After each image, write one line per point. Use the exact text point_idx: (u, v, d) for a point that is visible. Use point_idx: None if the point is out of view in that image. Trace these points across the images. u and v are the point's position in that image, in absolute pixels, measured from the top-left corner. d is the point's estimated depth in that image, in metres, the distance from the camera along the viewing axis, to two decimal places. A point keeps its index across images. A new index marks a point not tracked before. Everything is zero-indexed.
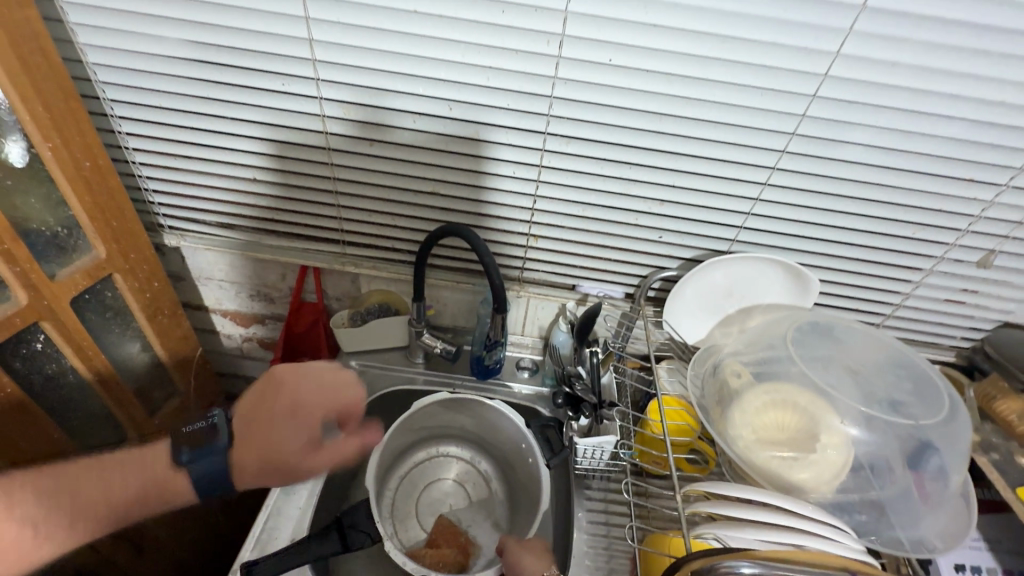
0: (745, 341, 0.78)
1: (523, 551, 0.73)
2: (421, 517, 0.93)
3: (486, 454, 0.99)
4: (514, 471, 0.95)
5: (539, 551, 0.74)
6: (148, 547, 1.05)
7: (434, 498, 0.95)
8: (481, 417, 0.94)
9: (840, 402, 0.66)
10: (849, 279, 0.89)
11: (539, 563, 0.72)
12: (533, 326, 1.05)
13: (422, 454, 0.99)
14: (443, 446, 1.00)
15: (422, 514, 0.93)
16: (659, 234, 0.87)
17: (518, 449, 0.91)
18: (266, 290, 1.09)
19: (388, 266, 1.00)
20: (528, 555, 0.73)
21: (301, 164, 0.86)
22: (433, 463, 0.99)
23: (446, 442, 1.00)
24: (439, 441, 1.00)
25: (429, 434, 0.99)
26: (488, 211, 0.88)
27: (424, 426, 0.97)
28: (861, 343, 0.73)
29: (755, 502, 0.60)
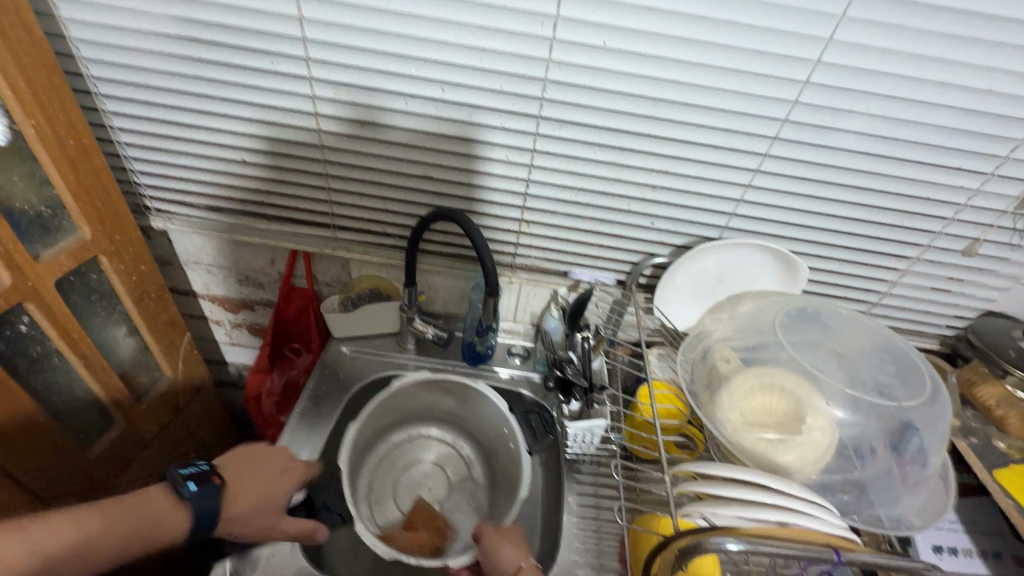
0: (735, 327, 0.79)
1: (500, 542, 0.74)
2: (398, 499, 0.94)
3: (467, 435, 1.00)
4: (498, 455, 0.96)
5: (516, 542, 0.74)
6: None
7: (412, 480, 0.96)
8: (465, 398, 0.96)
9: (826, 385, 0.67)
10: (837, 267, 0.90)
11: (516, 555, 0.72)
12: (525, 312, 1.06)
13: (401, 437, 1.00)
14: (423, 429, 1.01)
15: (399, 496, 0.94)
16: (651, 221, 0.87)
17: (501, 432, 0.94)
18: (255, 275, 1.09)
19: (379, 251, 0.99)
20: (506, 546, 0.73)
21: (290, 146, 0.85)
22: (413, 445, 1.00)
23: (426, 425, 1.02)
24: (419, 424, 1.01)
25: (409, 417, 1.00)
26: (481, 196, 0.88)
27: (404, 408, 0.98)
28: (849, 328, 0.74)
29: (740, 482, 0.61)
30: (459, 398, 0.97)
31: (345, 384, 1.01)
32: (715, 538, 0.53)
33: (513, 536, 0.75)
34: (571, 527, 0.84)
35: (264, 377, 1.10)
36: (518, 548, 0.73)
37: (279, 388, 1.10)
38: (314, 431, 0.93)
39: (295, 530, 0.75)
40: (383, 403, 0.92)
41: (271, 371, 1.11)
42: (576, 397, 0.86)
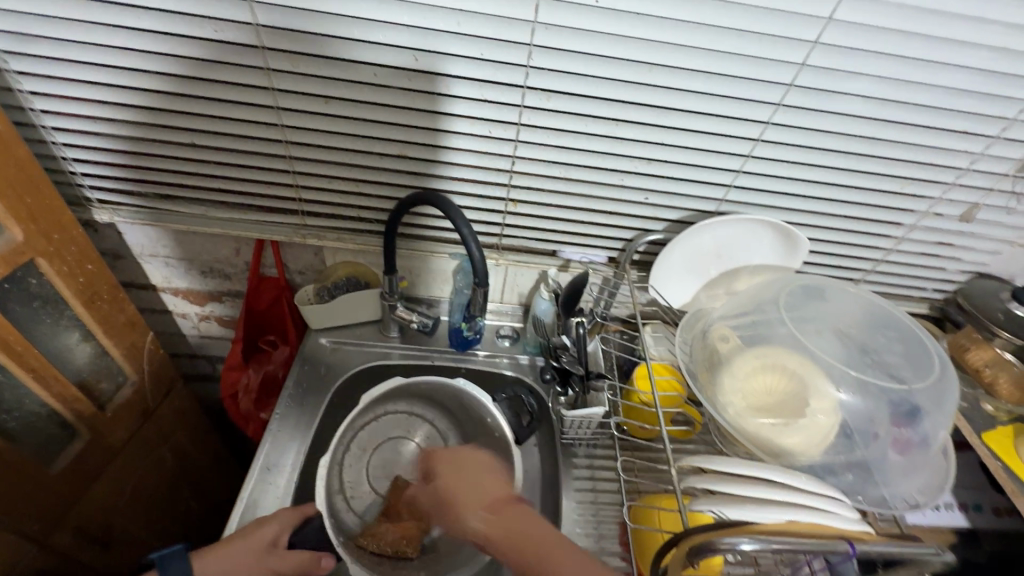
0: (734, 306, 0.77)
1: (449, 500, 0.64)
2: (373, 481, 0.91)
3: (441, 408, 0.98)
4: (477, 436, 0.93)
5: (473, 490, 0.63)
6: (115, 541, 0.99)
7: (387, 461, 0.93)
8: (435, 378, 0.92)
9: (832, 366, 0.65)
10: (835, 236, 0.87)
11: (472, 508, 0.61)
12: (513, 292, 1.01)
13: (370, 419, 0.95)
14: (394, 405, 0.97)
15: (374, 479, 0.91)
16: (644, 196, 0.82)
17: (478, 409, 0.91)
18: (220, 266, 1.01)
19: (354, 237, 0.92)
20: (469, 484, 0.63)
21: (246, 125, 0.76)
22: (384, 424, 0.96)
23: (395, 402, 0.97)
24: (390, 402, 0.97)
25: (380, 399, 0.95)
26: (463, 176, 0.81)
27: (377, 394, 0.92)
28: (850, 305, 0.71)
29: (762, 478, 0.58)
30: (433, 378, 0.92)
31: (327, 377, 0.95)
32: (727, 537, 0.51)
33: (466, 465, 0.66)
34: (570, 513, 0.83)
35: (240, 373, 1.02)
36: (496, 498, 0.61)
37: (257, 382, 1.03)
38: (296, 429, 0.88)
39: (295, 564, 0.70)
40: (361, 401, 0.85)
41: (248, 366, 1.03)
42: (578, 390, 0.82)
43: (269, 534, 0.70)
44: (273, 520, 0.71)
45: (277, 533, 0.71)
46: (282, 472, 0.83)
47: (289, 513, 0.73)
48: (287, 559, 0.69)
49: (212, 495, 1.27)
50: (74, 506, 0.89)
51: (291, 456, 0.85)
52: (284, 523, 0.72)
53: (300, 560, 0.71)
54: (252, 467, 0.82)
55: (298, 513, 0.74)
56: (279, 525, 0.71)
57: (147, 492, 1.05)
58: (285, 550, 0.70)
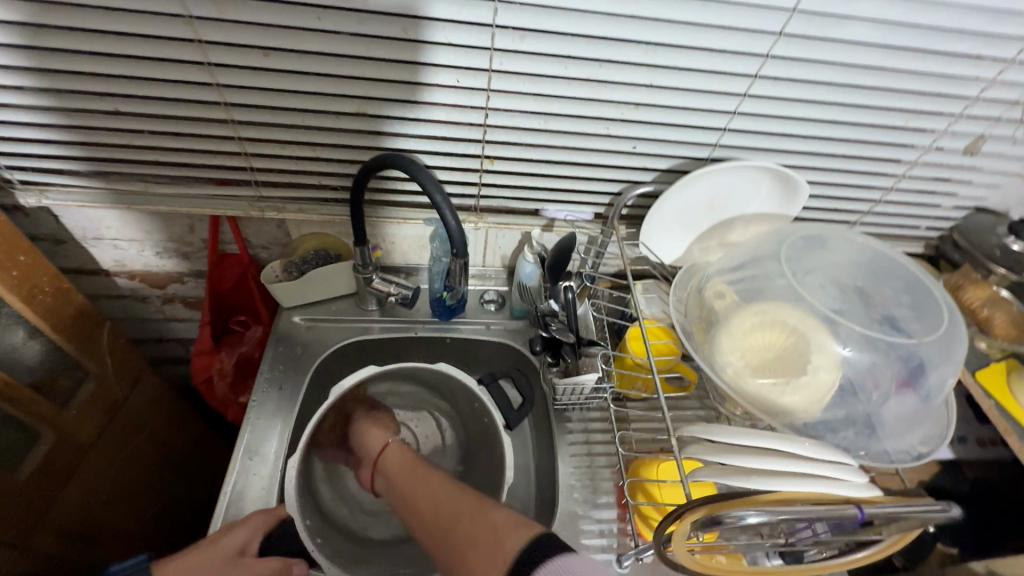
0: (731, 260, 0.72)
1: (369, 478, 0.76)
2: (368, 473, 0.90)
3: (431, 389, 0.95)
4: (472, 418, 0.92)
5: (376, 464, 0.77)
6: (101, 536, 0.97)
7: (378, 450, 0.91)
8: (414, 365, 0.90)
9: (837, 322, 0.61)
10: (834, 178, 0.82)
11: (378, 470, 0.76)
12: (495, 255, 0.95)
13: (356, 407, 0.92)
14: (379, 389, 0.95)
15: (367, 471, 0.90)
16: (632, 144, 0.75)
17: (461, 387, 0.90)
18: (174, 245, 0.93)
19: (318, 206, 0.84)
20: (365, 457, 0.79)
21: (177, 87, 0.67)
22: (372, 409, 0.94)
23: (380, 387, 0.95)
24: (373, 387, 0.94)
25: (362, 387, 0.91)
26: (432, 133, 0.73)
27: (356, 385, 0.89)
28: (853, 255, 0.68)
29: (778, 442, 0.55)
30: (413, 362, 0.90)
31: (305, 357, 0.90)
32: (733, 509, 0.49)
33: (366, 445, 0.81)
34: (568, 479, 0.81)
35: (212, 358, 0.96)
36: (405, 457, 0.78)
37: (232, 366, 0.96)
38: (276, 415, 0.84)
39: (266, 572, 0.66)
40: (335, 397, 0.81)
41: (219, 350, 0.97)
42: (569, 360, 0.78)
43: (239, 540, 0.67)
44: (244, 525, 0.68)
45: (247, 538, 0.67)
46: (265, 460, 0.79)
47: (264, 517, 0.70)
48: (255, 565, 0.65)
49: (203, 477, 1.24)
50: (51, 507, 0.86)
51: (274, 442, 0.81)
52: (255, 528, 0.68)
53: (271, 567, 0.66)
54: (233, 458, 0.78)
55: (271, 518, 0.70)
56: (249, 530, 0.68)
57: (130, 483, 1.02)
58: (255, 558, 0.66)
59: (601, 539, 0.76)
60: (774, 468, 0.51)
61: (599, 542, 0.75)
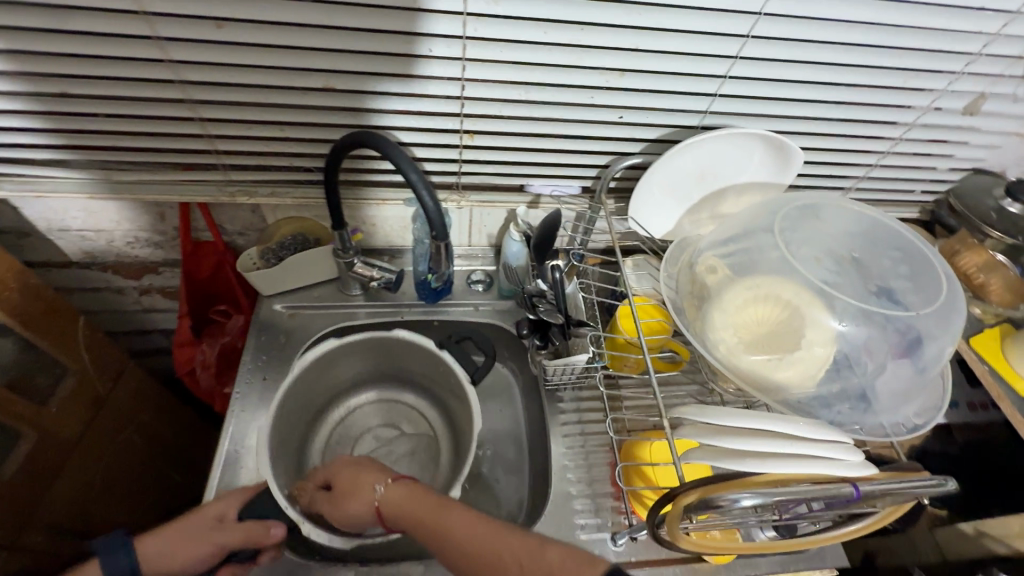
0: (725, 233, 0.70)
1: (355, 495, 0.67)
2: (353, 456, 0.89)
3: (418, 389, 0.94)
4: (449, 396, 0.90)
5: (359, 477, 0.69)
6: (94, 530, 0.95)
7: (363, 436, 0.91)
8: (386, 349, 0.87)
9: (834, 296, 0.59)
10: (828, 144, 0.79)
11: (369, 489, 0.67)
12: (481, 234, 0.92)
13: (341, 411, 0.92)
14: (367, 393, 0.94)
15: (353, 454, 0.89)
16: (619, 114, 0.71)
17: (432, 367, 0.86)
18: (145, 234, 0.89)
19: (293, 189, 0.80)
20: (347, 474, 0.70)
21: (128, 64, 0.62)
22: (359, 413, 0.93)
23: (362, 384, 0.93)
24: (360, 390, 0.93)
25: (345, 387, 0.91)
26: (407, 108, 0.69)
27: (337, 378, 0.89)
28: (852, 226, 0.65)
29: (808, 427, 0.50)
30: (390, 351, 0.89)
31: (289, 346, 0.88)
32: (730, 492, 0.48)
33: (346, 463, 0.72)
34: (561, 459, 0.80)
35: (193, 349, 0.93)
36: (408, 501, 0.64)
37: (215, 357, 0.93)
38: (262, 406, 0.82)
39: (240, 537, 0.66)
40: (306, 379, 0.82)
41: (200, 341, 0.94)
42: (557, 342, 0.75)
43: (217, 512, 0.68)
44: (224, 497, 0.70)
45: (227, 508, 0.69)
46: (252, 450, 0.78)
47: (244, 491, 0.71)
48: (228, 533, 0.66)
49: (197, 467, 1.23)
50: (37, 506, 0.84)
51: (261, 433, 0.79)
52: (232, 500, 0.69)
53: (243, 533, 0.66)
54: (220, 450, 0.77)
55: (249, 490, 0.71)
56: (229, 501, 0.69)
57: (121, 477, 1.00)
58: (233, 524, 0.67)
59: (596, 518, 0.75)
60: (775, 449, 0.48)
61: (593, 521, 0.75)
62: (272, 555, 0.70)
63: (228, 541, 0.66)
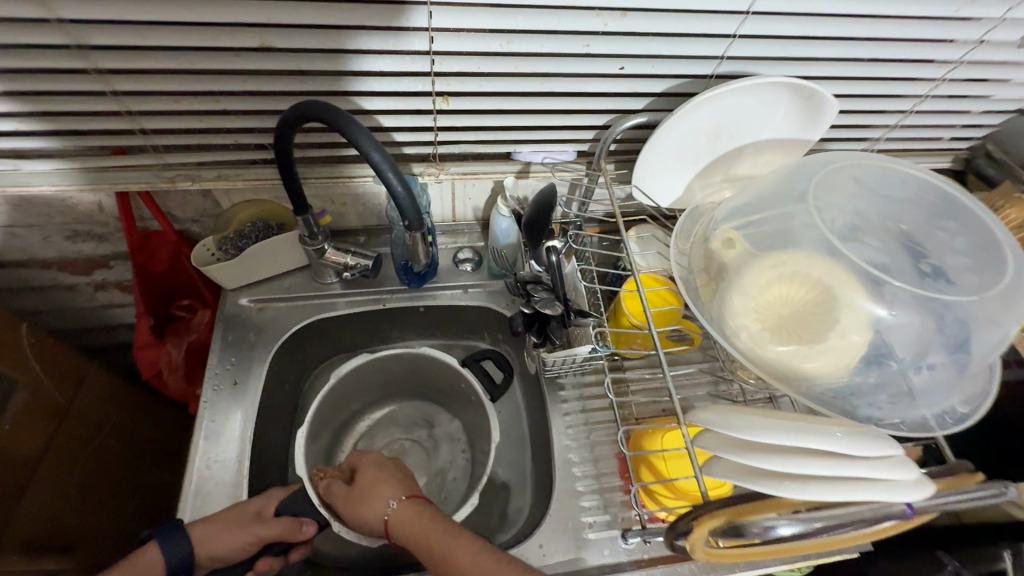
0: (748, 201, 0.61)
1: (365, 503, 0.63)
2: None
3: (440, 404, 0.87)
4: (463, 401, 0.83)
5: (378, 482, 0.64)
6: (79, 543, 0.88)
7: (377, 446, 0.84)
8: (410, 360, 0.80)
9: (879, 278, 0.51)
10: (860, 89, 0.68)
11: (383, 500, 0.62)
12: (466, 208, 0.82)
13: (359, 430, 0.85)
14: (384, 411, 0.87)
15: None
16: (619, 64, 0.60)
17: (453, 377, 0.80)
18: (84, 226, 0.78)
19: (244, 170, 0.69)
20: (370, 475, 0.66)
21: (12, 27, 0.50)
22: (376, 431, 0.85)
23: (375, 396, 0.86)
24: (376, 407, 0.87)
25: (361, 406, 0.85)
26: (366, 68, 0.57)
27: (351, 398, 0.82)
28: (897, 193, 0.56)
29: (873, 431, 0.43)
30: (412, 367, 0.82)
31: (260, 344, 0.79)
32: (763, 517, 0.41)
33: (373, 461, 0.68)
34: (564, 453, 0.75)
35: (159, 350, 0.85)
36: (419, 518, 0.59)
37: (182, 358, 0.86)
38: (233, 414, 0.73)
39: (278, 530, 0.63)
40: (328, 400, 0.76)
41: (165, 341, 0.86)
42: (557, 339, 0.67)
43: (253, 508, 0.65)
44: (262, 494, 0.67)
45: (265, 504, 0.66)
46: (226, 461, 0.70)
47: (278, 491, 0.68)
48: (268, 528, 0.63)
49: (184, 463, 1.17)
50: (4, 529, 0.78)
51: (234, 443, 0.71)
52: (269, 497, 0.67)
53: (282, 527, 0.64)
54: (190, 468, 0.69)
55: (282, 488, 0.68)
56: (268, 497, 0.67)
57: (103, 484, 0.94)
58: (272, 519, 0.64)
59: (605, 514, 0.70)
60: (813, 472, 0.40)
61: (603, 518, 0.70)
62: (301, 553, 0.67)
63: (267, 535, 0.63)
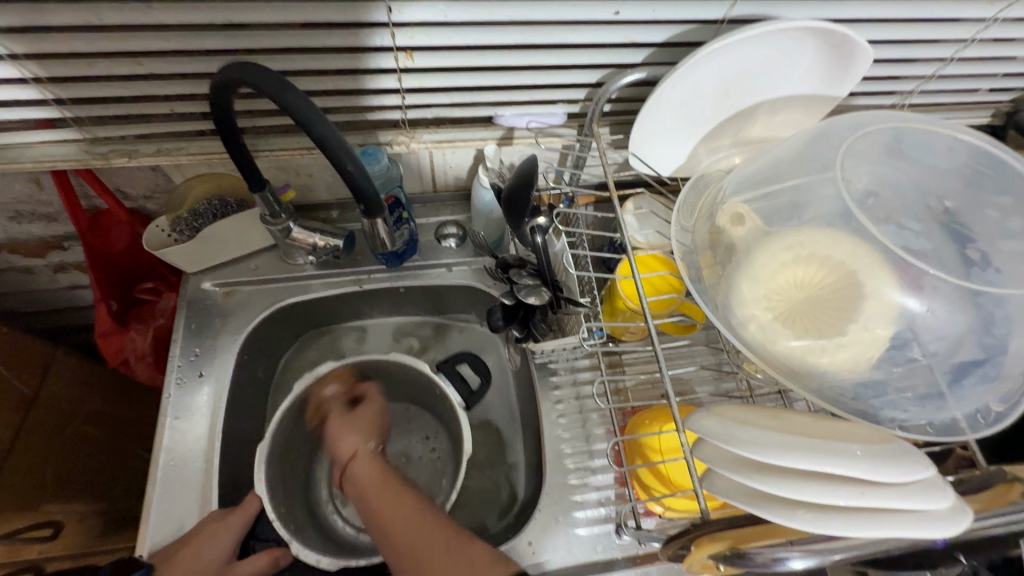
0: (763, 171, 0.53)
1: (345, 436, 0.67)
2: None
3: (422, 407, 0.81)
4: (440, 404, 0.77)
5: (369, 424, 0.68)
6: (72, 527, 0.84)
7: None
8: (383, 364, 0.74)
9: (918, 268, 0.44)
10: (896, 34, 0.58)
11: (359, 445, 0.66)
12: (445, 176, 0.74)
13: None
14: None
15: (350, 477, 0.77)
16: (613, 8, 0.50)
17: (426, 381, 0.74)
18: (27, 207, 0.71)
19: (190, 142, 0.61)
20: (368, 413, 0.70)
21: None
22: None
23: None
24: None
25: None
26: (310, 19, 0.48)
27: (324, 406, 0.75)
28: (942, 163, 0.48)
29: (908, 453, 0.37)
30: (385, 372, 0.77)
31: (225, 330, 0.73)
32: (770, 546, 0.37)
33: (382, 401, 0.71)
34: (556, 444, 0.70)
35: (122, 339, 0.79)
36: (378, 472, 0.62)
37: (148, 346, 0.80)
38: (200, 407, 0.68)
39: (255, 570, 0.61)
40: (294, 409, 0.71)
41: (129, 327, 0.80)
42: (538, 334, 0.61)
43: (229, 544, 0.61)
44: (227, 524, 0.61)
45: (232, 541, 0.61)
46: (193, 460, 0.65)
47: (240, 515, 0.63)
48: (247, 566, 0.61)
49: None
50: None
51: (201, 440, 0.66)
52: (238, 529, 0.62)
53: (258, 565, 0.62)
54: (154, 467, 0.64)
55: (249, 514, 0.63)
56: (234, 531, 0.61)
57: (94, 471, 0.92)
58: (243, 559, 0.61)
59: (599, 509, 0.66)
60: (838, 503, 0.35)
61: (596, 513, 0.66)
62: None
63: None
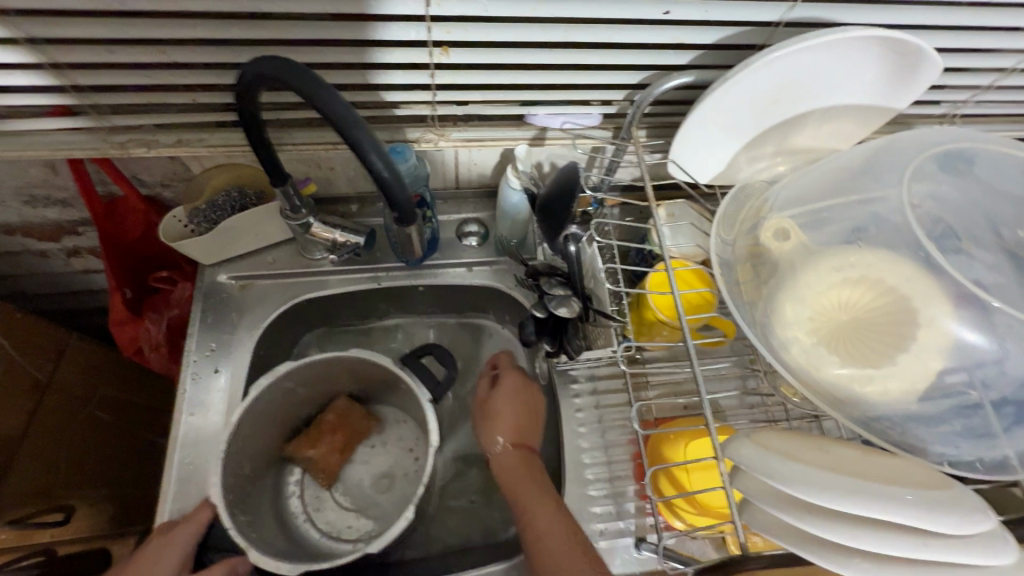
0: (810, 189, 0.51)
1: (491, 420, 0.68)
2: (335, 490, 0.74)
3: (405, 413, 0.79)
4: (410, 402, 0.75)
5: (511, 416, 0.68)
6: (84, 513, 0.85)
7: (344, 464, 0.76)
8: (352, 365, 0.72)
9: (986, 302, 0.41)
10: (959, 43, 0.54)
11: (496, 436, 0.67)
12: (470, 172, 0.72)
13: None
14: None
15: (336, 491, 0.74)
16: (665, 7, 0.47)
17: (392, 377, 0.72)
18: (41, 191, 0.69)
19: (211, 133, 0.59)
20: (507, 402, 0.69)
21: None
22: None
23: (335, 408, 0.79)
24: None
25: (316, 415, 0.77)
26: (341, 9, 0.45)
27: (296, 407, 0.73)
28: (1012, 190, 0.46)
29: (959, 502, 0.35)
30: (355, 372, 0.74)
31: (241, 325, 0.71)
32: None
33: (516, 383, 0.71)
34: (576, 454, 0.68)
35: (136, 327, 0.77)
36: (519, 468, 0.63)
37: (162, 336, 0.78)
38: (217, 403, 0.67)
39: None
40: (268, 412, 0.68)
41: (143, 317, 0.78)
42: (571, 349, 0.59)
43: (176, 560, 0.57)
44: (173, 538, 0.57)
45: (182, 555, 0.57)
46: (207, 456, 0.64)
47: (187, 528, 0.58)
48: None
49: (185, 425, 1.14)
50: None
51: (215, 438, 0.65)
52: (183, 541, 0.57)
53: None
54: (169, 463, 0.63)
55: (199, 523, 0.59)
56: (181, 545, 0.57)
57: (107, 457, 0.91)
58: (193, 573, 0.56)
59: (618, 521, 0.64)
60: (891, 552, 0.33)
61: (614, 526, 0.64)
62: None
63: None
